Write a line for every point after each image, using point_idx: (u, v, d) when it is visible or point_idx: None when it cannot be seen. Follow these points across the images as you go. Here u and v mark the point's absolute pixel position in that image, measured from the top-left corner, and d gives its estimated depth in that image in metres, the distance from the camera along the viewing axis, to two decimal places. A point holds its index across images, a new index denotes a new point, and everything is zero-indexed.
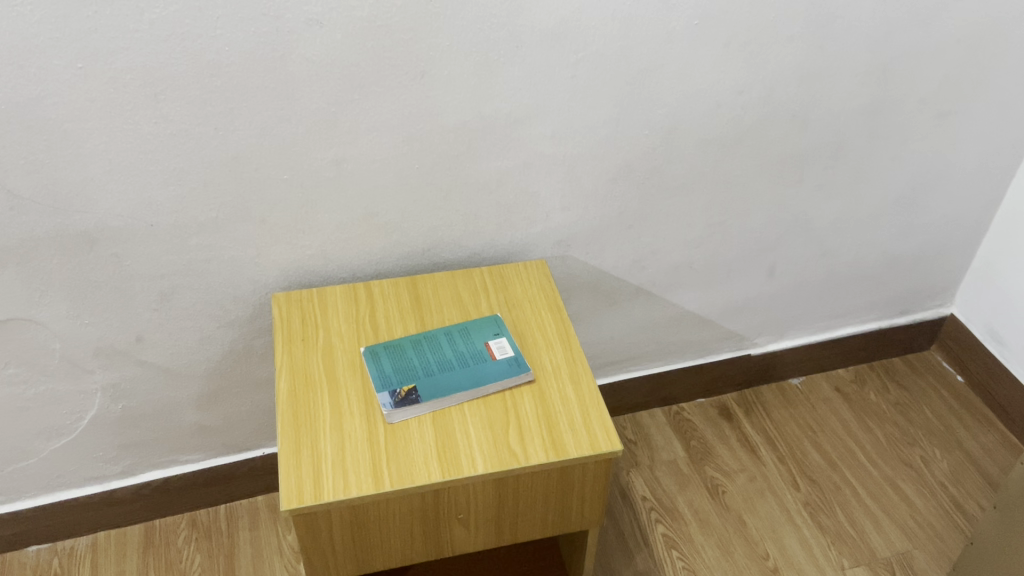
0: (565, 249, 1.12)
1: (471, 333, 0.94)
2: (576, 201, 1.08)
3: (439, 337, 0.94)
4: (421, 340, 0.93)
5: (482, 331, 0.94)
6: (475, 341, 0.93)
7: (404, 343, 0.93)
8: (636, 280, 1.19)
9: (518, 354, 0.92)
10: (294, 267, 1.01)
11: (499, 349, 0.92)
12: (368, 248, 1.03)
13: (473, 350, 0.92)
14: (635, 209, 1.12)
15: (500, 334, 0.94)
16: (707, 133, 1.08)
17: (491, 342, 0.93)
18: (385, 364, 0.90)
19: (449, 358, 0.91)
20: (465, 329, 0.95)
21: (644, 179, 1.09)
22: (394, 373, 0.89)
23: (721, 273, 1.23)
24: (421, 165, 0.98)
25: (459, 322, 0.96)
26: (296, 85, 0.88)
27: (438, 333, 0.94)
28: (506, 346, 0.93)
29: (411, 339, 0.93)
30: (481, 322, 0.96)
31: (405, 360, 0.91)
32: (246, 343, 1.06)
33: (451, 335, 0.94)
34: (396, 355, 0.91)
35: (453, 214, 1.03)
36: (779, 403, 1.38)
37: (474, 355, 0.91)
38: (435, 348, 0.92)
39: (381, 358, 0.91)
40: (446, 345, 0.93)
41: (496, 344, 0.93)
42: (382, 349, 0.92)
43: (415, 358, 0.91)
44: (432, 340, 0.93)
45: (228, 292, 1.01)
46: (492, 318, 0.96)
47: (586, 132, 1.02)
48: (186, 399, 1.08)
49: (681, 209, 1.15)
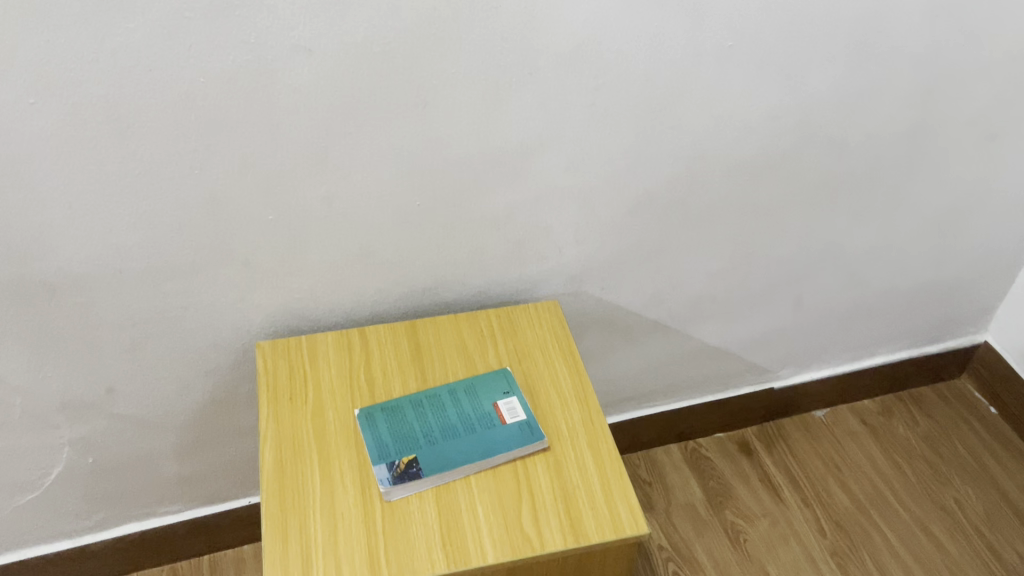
0: (579, 285, 1.02)
1: (477, 392, 0.85)
2: (590, 234, 0.97)
3: (442, 398, 0.84)
4: (422, 400, 0.84)
5: (490, 389, 0.85)
6: (483, 403, 0.84)
7: (403, 405, 0.83)
8: (654, 314, 1.09)
9: (530, 418, 0.83)
10: (280, 311, 0.91)
11: (509, 411, 0.83)
12: (363, 289, 0.93)
13: (480, 413, 0.83)
14: (655, 242, 1.01)
15: (511, 392, 0.85)
16: (737, 162, 0.97)
17: (500, 403, 0.83)
18: (382, 431, 0.81)
19: (453, 424, 0.82)
20: (471, 387, 0.85)
21: (666, 210, 0.98)
22: (392, 441, 0.80)
23: (745, 305, 1.13)
24: (422, 201, 0.88)
25: (465, 378, 0.87)
26: (281, 117, 0.77)
27: (441, 391, 0.85)
28: (517, 408, 0.83)
29: (411, 399, 0.84)
30: (488, 377, 0.86)
31: (404, 426, 0.81)
32: (228, 392, 0.96)
33: (456, 394, 0.85)
34: (394, 419, 0.82)
35: (454, 251, 0.93)
36: (802, 438, 1.29)
37: (481, 419, 0.82)
38: (438, 410, 0.83)
39: (378, 423, 0.82)
40: (450, 407, 0.83)
41: (506, 406, 0.83)
42: (379, 412, 0.83)
43: (415, 423, 0.82)
44: (434, 400, 0.84)
45: (208, 338, 0.91)
46: (501, 373, 0.87)
47: (605, 163, 0.92)
48: (164, 451, 0.99)
49: (705, 240, 1.03)
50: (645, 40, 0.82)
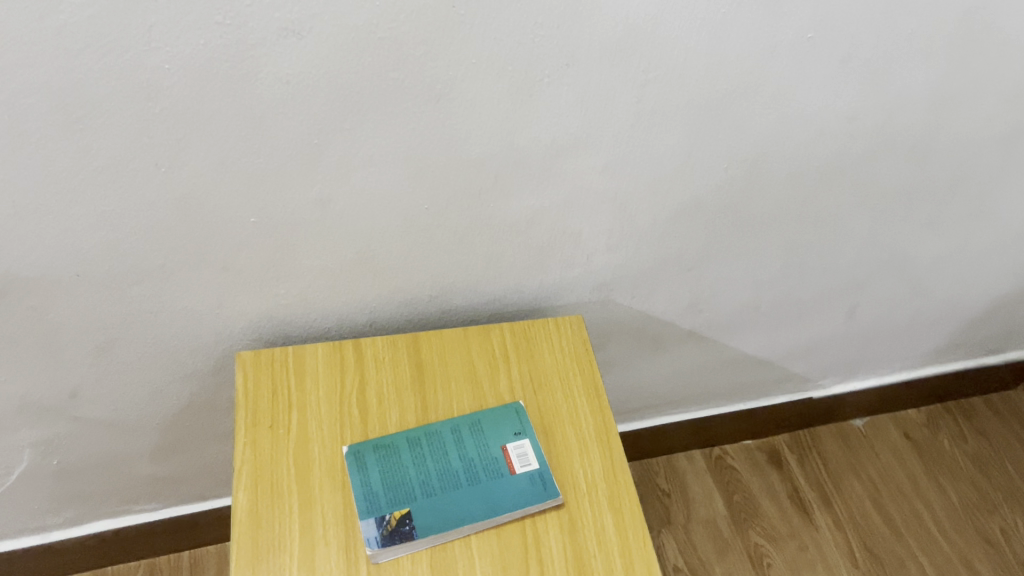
0: (608, 293, 0.90)
1: (484, 432, 0.74)
2: (624, 241, 0.84)
3: (444, 438, 0.74)
4: (421, 439, 0.74)
5: (499, 429, 0.74)
6: (490, 446, 0.73)
7: (398, 444, 0.73)
8: (689, 323, 0.97)
9: (543, 468, 0.72)
10: (266, 316, 0.80)
11: (519, 458, 0.73)
12: (361, 296, 0.81)
13: (486, 460, 0.73)
14: (697, 250, 0.88)
15: (523, 433, 0.74)
16: (801, 165, 0.83)
17: (509, 446, 0.73)
18: (373, 477, 0.71)
19: (455, 472, 0.72)
20: (478, 425, 0.75)
21: (714, 216, 0.85)
22: (384, 490, 0.70)
23: (791, 315, 1.01)
24: (432, 206, 0.75)
25: (471, 412, 0.76)
26: (267, 111, 0.64)
27: (443, 429, 0.75)
28: (529, 455, 0.73)
29: (409, 437, 0.74)
30: (498, 413, 0.76)
31: (400, 472, 0.71)
32: (208, 397, 0.86)
33: (460, 433, 0.74)
34: (388, 463, 0.72)
35: (468, 258, 0.81)
36: (838, 450, 1.18)
37: (488, 467, 0.72)
38: (438, 454, 0.73)
39: (369, 466, 0.72)
40: (453, 450, 0.73)
41: (516, 451, 0.73)
42: (371, 452, 0.73)
43: (412, 468, 0.72)
44: (434, 441, 0.74)
45: (184, 343, 0.80)
46: (512, 409, 0.76)
47: (648, 165, 0.78)
48: (137, 453, 0.90)
49: (755, 248, 0.91)
50: (710, 29, 0.67)
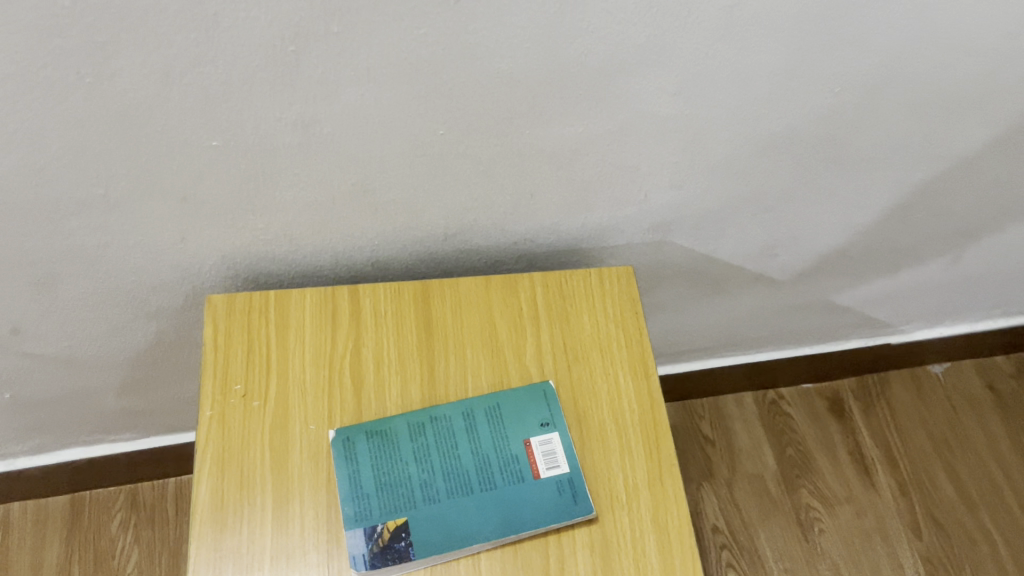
0: (664, 234, 0.73)
1: (504, 422, 0.60)
2: (692, 176, 0.67)
3: (453, 426, 0.60)
4: (425, 425, 0.60)
5: (522, 419, 0.61)
6: (509, 440, 0.60)
7: (397, 431, 0.59)
8: (759, 267, 0.80)
9: (574, 473, 0.59)
10: (241, 251, 0.65)
11: (545, 458, 0.59)
12: (359, 232, 0.65)
13: (504, 458, 0.59)
14: (782, 189, 0.70)
15: (551, 425, 0.60)
16: (934, 93, 0.63)
17: (533, 442, 0.60)
18: (364, 473, 0.58)
19: (465, 471, 0.58)
20: (496, 411, 0.61)
21: (810, 150, 0.67)
22: (376, 492, 0.57)
23: (882, 260, 0.83)
24: (448, 131, 0.57)
25: (489, 393, 0.62)
26: (221, 8, 0.46)
27: (453, 413, 0.61)
28: (558, 456, 0.59)
29: (410, 422, 0.60)
30: (521, 397, 0.62)
31: (397, 468, 0.58)
32: (181, 333, 0.73)
33: (474, 420, 0.60)
34: (383, 455, 0.58)
35: (493, 192, 0.64)
36: (910, 400, 1.03)
37: (506, 468, 0.59)
38: (446, 447, 0.59)
39: (359, 459, 0.58)
40: (464, 442, 0.59)
41: (542, 448, 0.60)
42: (363, 440, 0.59)
43: (412, 465, 0.58)
44: (441, 429, 0.60)
45: (144, 278, 0.66)
46: (540, 393, 0.62)
47: (735, 89, 0.59)
48: (104, 387, 0.77)
49: (854, 187, 0.72)
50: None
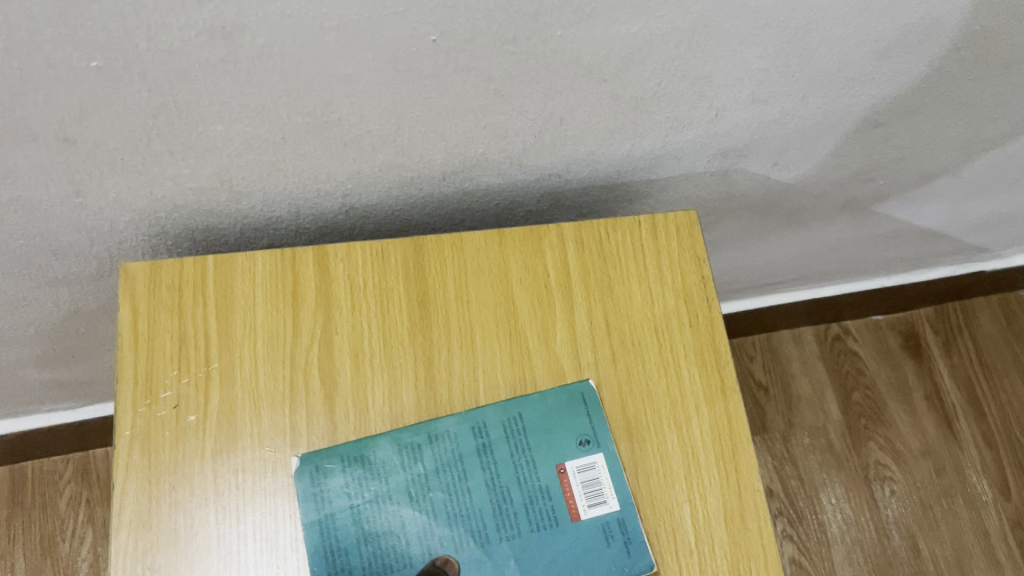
0: (733, 161, 0.55)
1: (529, 440, 0.45)
2: (783, 89, 0.48)
3: (461, 449, 0.45)
4: (422, 447, 0.45)
5: (553, 435, 0.45)
6: (538, 467, 0.45)
7: (384, 458, 0.44)
8: (845, 193, 0.63)
9: (625, 510, 0.44)
10: (165, 203, 0.48)
11: (586, 492, 0.45)
12: (325, 175, 0.48)
13: (531, 492, 0.44)
14: (901, 100, 0.52)
15: (593, 444, 0.45)
16: None
17: (569, 468, 0.45)
18: (340, 519, 0.43)
19: (478, 512, 0.44)
20: (518, 424, 0.45)
21: (951, 50, 0.47)
22: (361, 544, 0.43)
23: (1001, 180, 0.66)
24: (443, 38, 0.39)
25: (507, 398, 0.46)
26: None
27: (460, 429, 0.45)
28: (603, 488, 0.45)
29: (401, 443, 0.44)
30: (552, 404, 0.46)
31: (386, 512, 0.43)
32: (106, 300, 0.57)
33: (488, 439, 0.45)
34: (366, 493, 0.44)
35: (508, 118, 0.46)
36: (997, 333, 0.96)
37: (533, 507, 0.44)
38: (451, 477, 0.44)
39: (333, 500, 0.43)
40: (476, 471, 0.44)
41: (581, 477, 0.45)
42: (338, 472, 0.44)
43: (406, 505, 0.44)
44: (443, 452, 0.45)
45: (38, 243, 0.48)
46: (577, 398, 0.46)
47: None
48: (21, 359, 0.62)
49: (995, 97, 0.53)
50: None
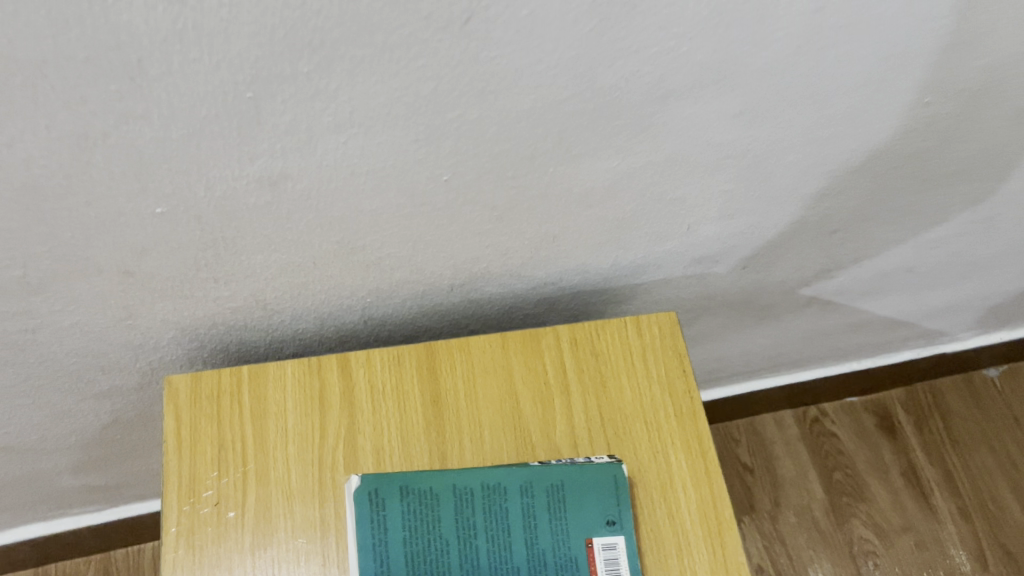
0: (708, 267, 0.62)
1: (567, 508, 0.49)
2: (747, 206, 0.55)
3: (508, 506, 0.49)
4: (475, 492, 0.49)
5: (587, 511, 0.49)
6: (570, 539, 0.49)
7: (440, 495, 0.49)
8: (811, 289, 0.70)
9: None
10: (205, 322, 0.54)
11: (608, 571, 0.49)
12: (348, 292, 0.54)
13: (560, 561, 0.49)
14: (852, 211, 0.59)
15: (618, 527, 0.49)
16: None
17: (597, 545, 0.49)
18: (393, 548, 0.48)
19: (514, 567, 0.48)
20: (560, 492, 0.50)
21: (890, 168, 0.55)
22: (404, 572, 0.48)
23: (951, 274, 0.73)
24: (454, 178, 0.45)
25: (555, 465, 0.50)
26: (142, 50, 0.33)
27: (511, 485, 0.49)
28: (622, 570, 0.48)
29: (457, 488, 0.49)
30: (590, 478, 0.50)
31: (433, 548, 0.48)
32: (143, 409, 0.62)
33: (533, 499, 0.49)
34: (420, 524, 0.48)
35: (509, 239, 0.52)
36: (967, 410, 1.02)
37: (561, 574, 0.48)
38: (496, 528, 0.49)
39: (389, 527, 0.48)
40: (518, 529, 0.49)
41: (605, 554, 0.49)
42: (395, 503, 0.49)
43: (452, 546, 0.48)
44: (493, 502, 0.49)
45: (89, 360, 0.54)
46: (612, 475, 0.50)
47: (813, 108, 0.47)
48: (58, 465, 0.67)
49: (934, 204, 0.61)
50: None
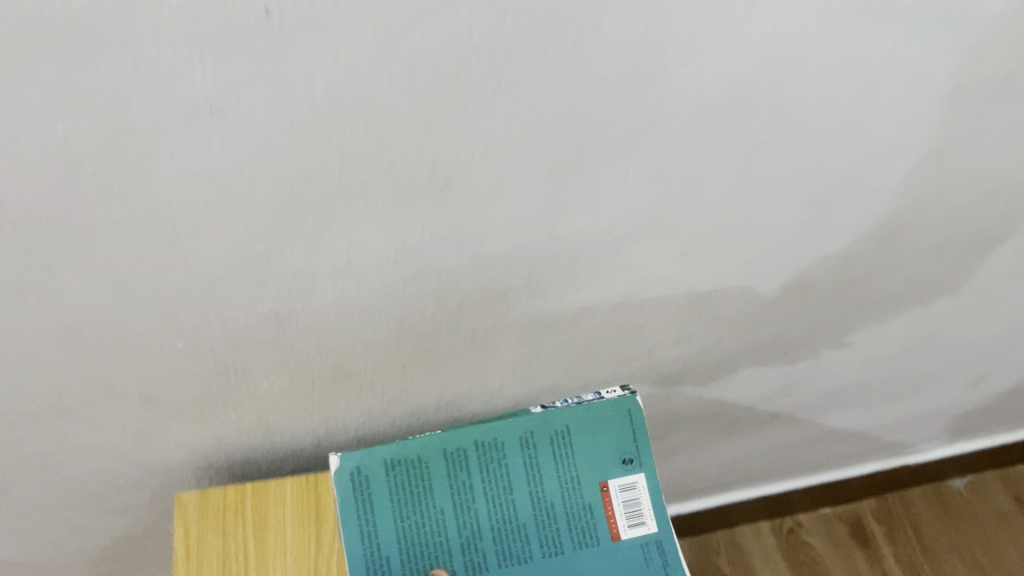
0: (672, 386, 0.68)
1: (574, 455, 0.57)
2: (701, 331, 0.62)
3: (508, 459, 0.57)
4: (468, 452, 0.56)
5: (598, 451, 0.57)
6: (582, 487, 0.57)
7: (430, 462, 0.56)
8: (771, 405, 0.76)
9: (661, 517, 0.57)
10: (213, 443, 0.59)
11: (626, 512, 0.57)
12: (343, 413, 0.60)
13: (572, 506, 0.57)
14: (798, 334, 0.66)
15: (632, 466, 0.57)
16: (953, 233, 0.59)
17: (613, 486, 0.57)
18: (383, 526, 0.55)
19: (522, 525, 0.57)
20: (565, 437, 0.57)
21: (826, 297, 0.62)
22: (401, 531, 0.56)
23: (900, 390, 0.79)
24: (437, 312, 0.52)
25: (557, 410, 0.57)
26: (176, 215, 0.41)
27: (510, 440, 0.57)
28: (642, 509, 0.57)
29: (452, 450, 0.56)
30: (596, 415, 0.57)
31: (431, 518, 0.56)
32: (149, 526, 0.67)
33: (534, 448, 0.57)
34: (414, 492, 0.56)
35: (489, 363, 0.59)
36: (936, 521, 1.06)
37: (574, 518, 0.57)
38: (497, 478, 0.57)
39: (376, 497, 0.55)
40: (520, 482, 0.57)
41: (623, 494, 0.57)
42: (381, 476, 0.55)
43: (449, 508, 0.56)
44: (492, 458, 0.57)
45: (105, 478, 0.59)
46: (621, 415, 0.58)
47: (748, 248, 0.54)
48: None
49: (873, 328, 0.68)
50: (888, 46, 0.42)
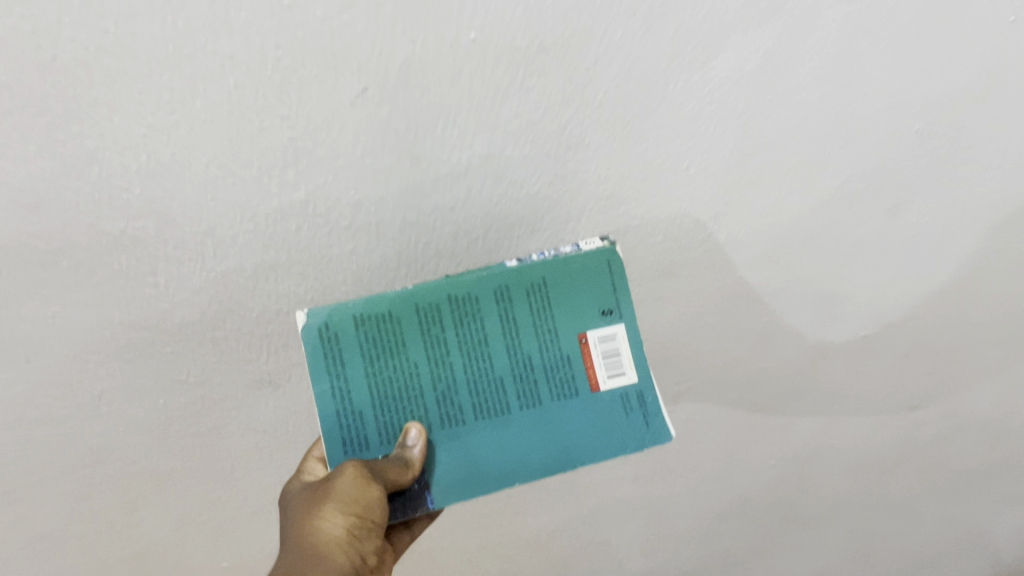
0: None
1: (552, 308, 0.46)
2: (658, 545, 0.74)
3: (485, 314, 0.45)
4: (441, 307, 0.44)
5: (577, 307, 0.46)
6: (560, 337, 0.46)
7: (401, 317, 0.44)
8: None
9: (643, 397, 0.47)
10: None
11: (605, 361, 0.47)
12: None
13: (552, 360, 0.46)
14: (746, 548, 0.77)
15: (614, 315, 0.46)
16: (861, 458, 0.72)
17: (592, 337, 0.46)
18: (354, 382, 0.44)
19: (498, 379, 0.45)
20: (542, 291, 0.45)
21: (763, 513, 0.74)
22: (375, 408, 0.44)
23: None
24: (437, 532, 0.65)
25: (535, 261, 0.46)
26: (236, 460, 0.55)
27: (483, 293, 0.45)
28: (622, 359, 0.47)
29: (419, 296, 0.44)
30: (581, 264, 0.46)
31: (403, 373, 0.44)
32: None
33: (510, 303, 0.45)
34: (384, 349, 0.44)
35: None
36: None
37: (553, 374, 0.46)
38: (472, 342, 0.45)
39: (347, 352, 0.44)
40: (498, 338, 0.45)
41: (602, 347, 0.46)
42: (351, 329, 0.44)
43: (423, 367, 0.45)
44: (466, 311, 0.45)
45: None
46: (602, 261, 0.46)
47: (686, 471, 0.68)
48: None
49: (812, 542, 0.78)
50: (867, 218, 0.53)
